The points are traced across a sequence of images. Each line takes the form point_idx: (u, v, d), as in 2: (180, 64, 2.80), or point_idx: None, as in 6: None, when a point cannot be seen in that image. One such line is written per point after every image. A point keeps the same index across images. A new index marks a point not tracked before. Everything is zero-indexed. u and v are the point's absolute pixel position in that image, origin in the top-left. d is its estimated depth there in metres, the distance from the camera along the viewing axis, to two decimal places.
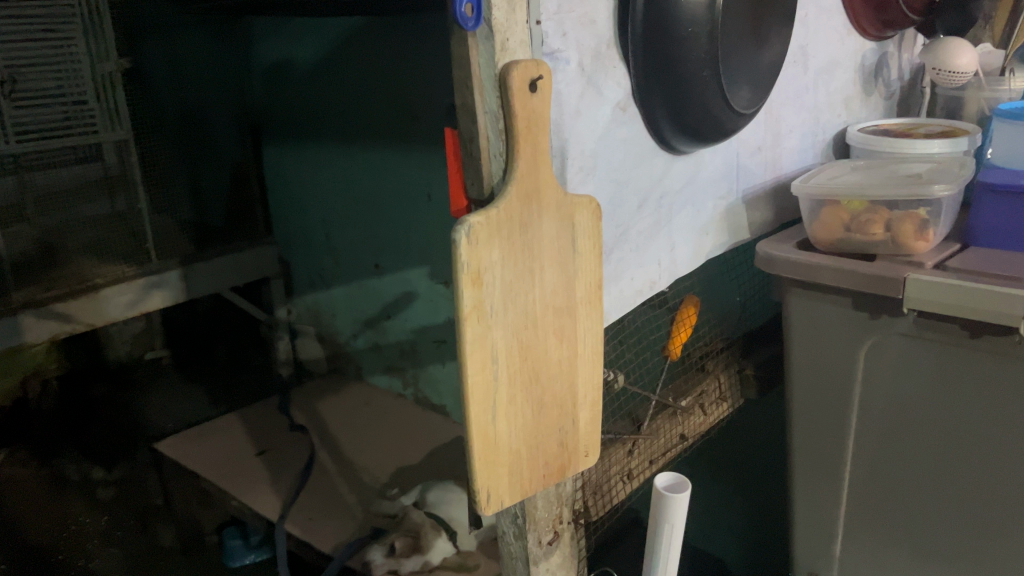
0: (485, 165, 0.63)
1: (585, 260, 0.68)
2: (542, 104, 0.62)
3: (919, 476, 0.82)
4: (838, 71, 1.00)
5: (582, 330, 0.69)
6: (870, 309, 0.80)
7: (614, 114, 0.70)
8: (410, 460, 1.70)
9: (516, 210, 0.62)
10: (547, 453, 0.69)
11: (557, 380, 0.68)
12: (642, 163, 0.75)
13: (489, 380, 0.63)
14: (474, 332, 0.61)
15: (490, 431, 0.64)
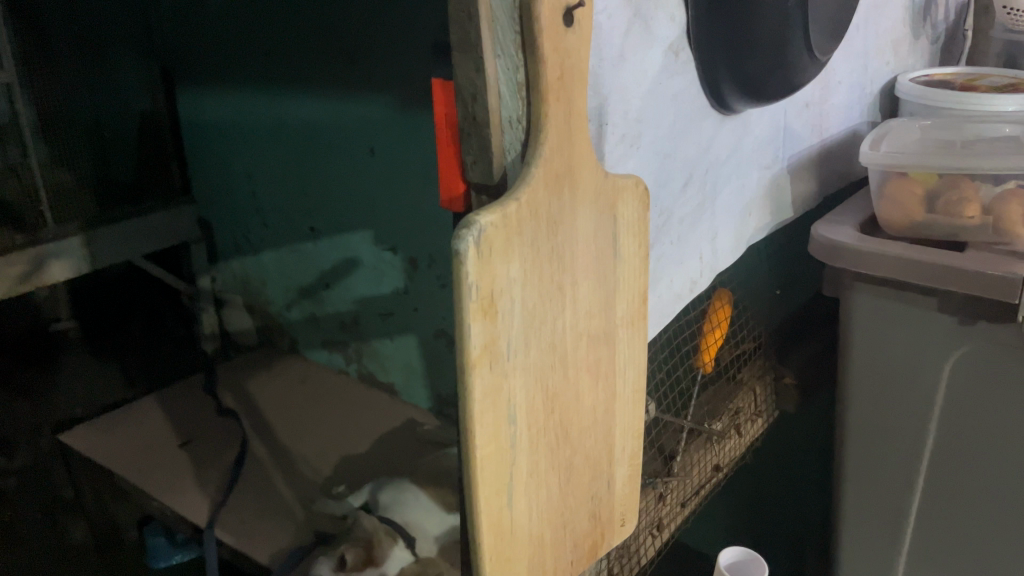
0: (495, 137, 0.43)
1: (628, 267, 0.50)
2: (579, 44, 0.43)
3: (1010, 514, 0.66)
4: (891, 7, 0.82)
5: (620, 361, 0.52)
6: (963, 314, 0.63)
7: (666, 60, 0.50)
8: (356, 450, 1.28)
9: (543, 202, 0.43)
10: (577, 530, 0.51)
11: (589, 432, 0.51)
12: (693, 127, 0.56)
13: (505, 449, 0.44)
14: (486, 386, 0.42)
15: (505, 520, 0.45)
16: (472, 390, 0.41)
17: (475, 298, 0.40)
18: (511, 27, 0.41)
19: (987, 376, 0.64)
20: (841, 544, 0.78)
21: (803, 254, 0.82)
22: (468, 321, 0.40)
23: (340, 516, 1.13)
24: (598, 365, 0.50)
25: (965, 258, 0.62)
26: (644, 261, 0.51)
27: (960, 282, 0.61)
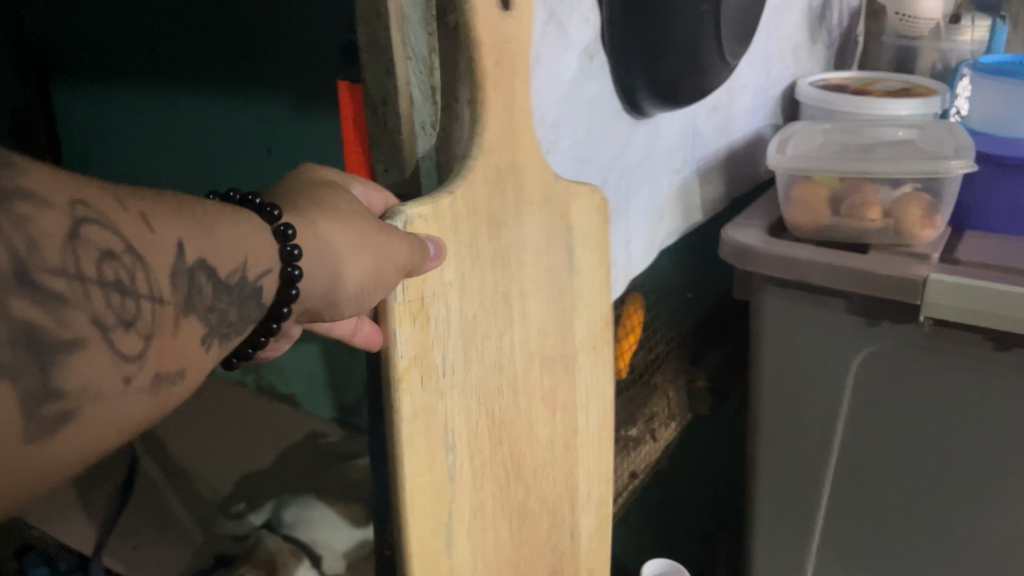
0: (407, 141, 0.41)
1: (584, 294, 0.54)
2: (516, 30, 0.42)
3: (917, 505, 0.68)
4: (791, 12, 0.83)
5: (576, 387, 0.55)
6: (869, 314, 0.64)
7: (581, 62, 0.48)
8: (256, 464, 1.20)
9: (478, 202, 0.44)
10: (520, 562, 0.53)
11: (543, 456, 0.54)
12: (608, 132, 0.54)
13: (439, 471, 0.45)
14: (419, 399, 0.43)
15: (436, 546, 0.46)
16: (406, 400, 0.42)
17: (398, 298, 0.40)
18: (423, 28, 0.39)
19: (891, 375, 0.65)
20: (754, 543, 0.79)
21: (713, 256, 0.83)
22: (398, 326, 0.41)
23: (241, 536, 1.06)
24: (555, 391, 0.53)
25: (870, 260, 0.63)
26: (605, 290, 0.55)
27: (863, 283, 0.62)
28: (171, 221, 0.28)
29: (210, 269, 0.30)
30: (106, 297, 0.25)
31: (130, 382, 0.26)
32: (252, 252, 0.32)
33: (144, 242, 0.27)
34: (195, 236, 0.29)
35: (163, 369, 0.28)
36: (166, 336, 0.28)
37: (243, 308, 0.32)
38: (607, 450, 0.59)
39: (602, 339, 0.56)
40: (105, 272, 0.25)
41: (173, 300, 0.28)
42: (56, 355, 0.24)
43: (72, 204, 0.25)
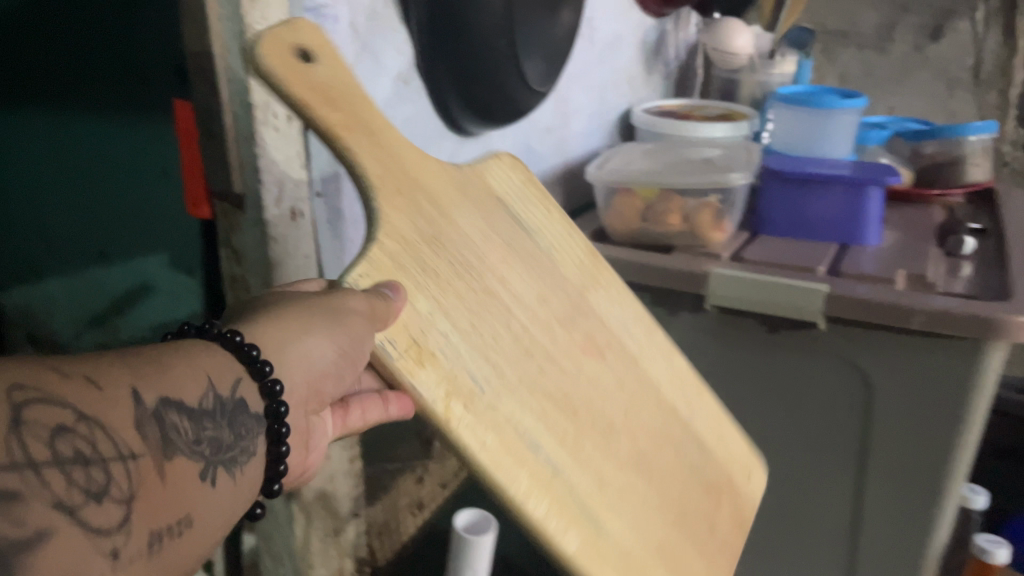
0: (230, 148, 0.48)
1: (544, 229, 0.56)
2: (343, 72, 0.43)
3: None
4: (623, 46, 0.95)
5: (606, 326, 0.56)
6: (669, 305, 0.75)
7: (396, 86, 0.58)
8: None
9: (411, 231, 0.44)
10: (688, 517, 0.53)
11: (640, 420, 0.54)
12: (429, 146, 0.63)
13: (552, 477, 0.44)
14: (480, 426, 0.42)
15: (610, 553, 0.45)
16: (477, 439, 0.42)
17: (382, 349, 0.40)
18: (239, 56, 0.46)
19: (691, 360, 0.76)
20: None
21: None
22: (415, 372, 0.41)
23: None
24: (592, 337, 0.54)
25: (670, 259, 0.74)
26: (567, 229, 0.57)
27: (663, 278, 0.73)
28: (119, 372, 0.29)
29: (177, 403, 0.30)
30: (65, 477, 0.25)
31: (118, 556, 0.26)
32: (212, 372, 0.33)
33: (104, 406, 0.27)
34: (147, 377, 0.29)
35: (152, 525, 0.27)
36: (150, 484, 0.28)
37: (241, 428, 0.34)
38: (685, 367, 0.61)
39: (598, 274, 0.58)
40: (62, 449, 0.25)
41: (148, 450, 0.28)
42: (28, 549, 0.23)
43: (10, 391, 0.25)
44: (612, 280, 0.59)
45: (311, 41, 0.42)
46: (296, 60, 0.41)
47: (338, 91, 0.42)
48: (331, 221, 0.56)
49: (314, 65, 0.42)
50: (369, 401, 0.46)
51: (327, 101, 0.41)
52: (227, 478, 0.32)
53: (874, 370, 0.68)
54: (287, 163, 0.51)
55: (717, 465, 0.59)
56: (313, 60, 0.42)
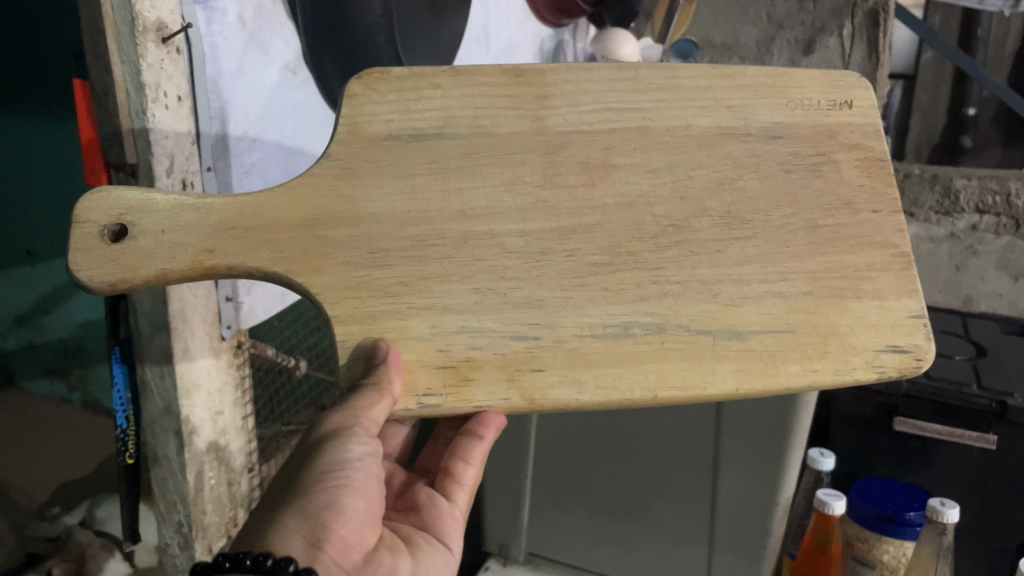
0: (124, 121, 0.53)
1: (452, 113, 0.55)
2: (164, 221, 0.50)
3: (596, 454, 0.86)
4: (519, 52, 1.05)
5: (589, 131, 0.57)
6: None
7: (283, 75, 0.65)
8: (77, 474, 1.33)
9: (350, 273, 0.52)
10: (832, 232, 0.56)
11: (700, 190, 0.57)
12: (317, 131, 0.71)
13: (653, 337, 0.52)
14: (565, 376, 0.51)
15: (765, 350, 0.52)
16: (571, 395, 0.50)
17: (422, 406, 0.49)
18: (132, 41, 0.51)
19: None
20: (487, 507, 0.96)
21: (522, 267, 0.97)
22: (466, 394, 0.50)
23: (54, 536, 1.08)
24: (588, 160, 0.56)
25: None
26: (479, 96, 0.56)
27: None
28: None
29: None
30: None
31: None
32: None
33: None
34: None
35: None
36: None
37: None
38: (697, 84, 0.58)
39: (543, 94, 0.57)
40: None
41: None
42: None
43: None
44: (553, 84, 0.57)
45: (121, 204, 0.49)
46: (115, 250, 0.48)
47: (176, 233, 0.50)
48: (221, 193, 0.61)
49: (133, 233, 0.49)
50: (467, 455, 0.61)
51: (176, 247, 0.49)
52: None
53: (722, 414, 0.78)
54: (178, 139, 0.56)
55: (811, 140, 0.59)
56: (127, 225, 0.49)
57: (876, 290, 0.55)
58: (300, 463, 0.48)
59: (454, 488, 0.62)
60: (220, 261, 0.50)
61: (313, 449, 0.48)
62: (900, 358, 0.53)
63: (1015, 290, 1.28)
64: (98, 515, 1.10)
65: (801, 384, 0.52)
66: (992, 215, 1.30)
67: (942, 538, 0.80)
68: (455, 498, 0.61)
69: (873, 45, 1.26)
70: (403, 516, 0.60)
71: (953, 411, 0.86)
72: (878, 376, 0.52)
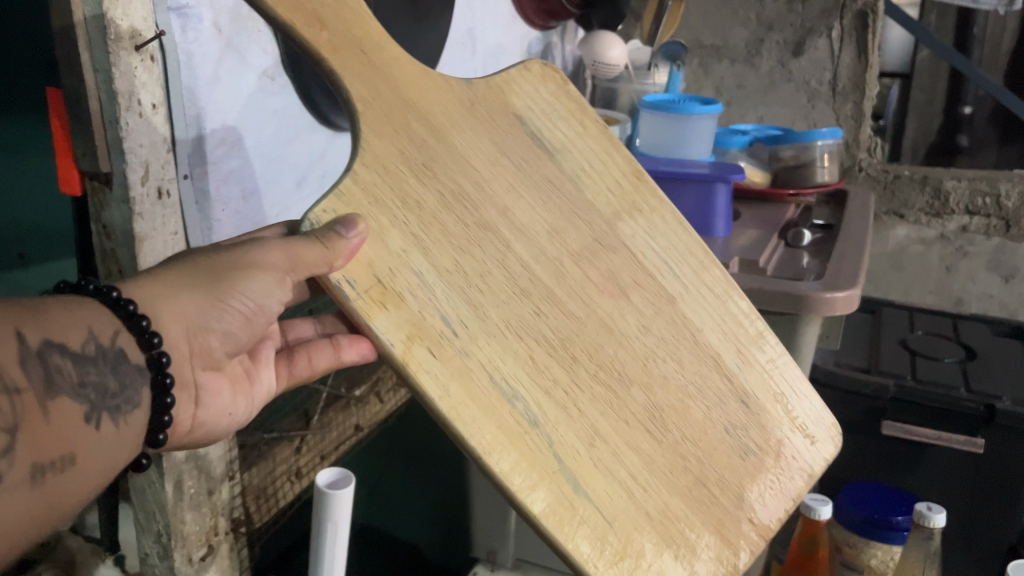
0: (98, 132, 0.52)
1: (569, 144, 0.61)
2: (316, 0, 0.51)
3: None
4: (506, 55, 1.04)
5: (639, 257, 0.60)
6: None
7: (260, 82, 0.65)
8: None
9: (391, 156, 0.51)
10: (718, 471, 0.56)
11: (623, 334, 0.56)
12: (298, 139, 0.72)
13: (528, 425, 0.49)
14: (444, 374, 0.47)
15: (583, 505, 0.48)
16: (437, 391, 0.46)
17: (338, 290, 0.46)
18: (105, 50, 0.50)
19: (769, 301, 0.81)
20: (473, 512, 0.95)
21: None
22: (371, 312, 0.46)
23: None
24: (612, 274, 0.58)
25: None
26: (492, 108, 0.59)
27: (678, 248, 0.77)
28: (5, 321, 0.38)
29: (59, 345, 0.39)
30: None
31: None
32: (94, 328, 0.42)
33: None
34: (30, 326, 0.38)
35: (37, 460, 0.37)
36: (34, 419, 0.38)
37: (125, 377, 0.43)
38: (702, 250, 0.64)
39: (638, 172, 0.63)
40: None
41: (31, 386, 0.38)
42: None
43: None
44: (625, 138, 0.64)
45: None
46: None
47: (321, 8, 0.51)
48: (198, 200, 0.61)
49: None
50: (317, 351, 0.59)
51: (303, 20, 0.50)
52: (112, 423, 0.42)
53: None
54: (152, 147, 0.55)
55: (753, 368, 0.62)
56: None
57: (731, 547, 0.54)
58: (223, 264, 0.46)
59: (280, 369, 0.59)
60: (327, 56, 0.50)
61: (236, 255, 0.46)
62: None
63: (1006, 291, 1.31)
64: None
65: (581, 553, 0.47)
66: (982, 217, 1.29)
67: (930, 543, 0.80)
68: (275, 379, 0.59)
69: (862, 46, 1.27)
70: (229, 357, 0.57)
71: (942, 414, 0.86)
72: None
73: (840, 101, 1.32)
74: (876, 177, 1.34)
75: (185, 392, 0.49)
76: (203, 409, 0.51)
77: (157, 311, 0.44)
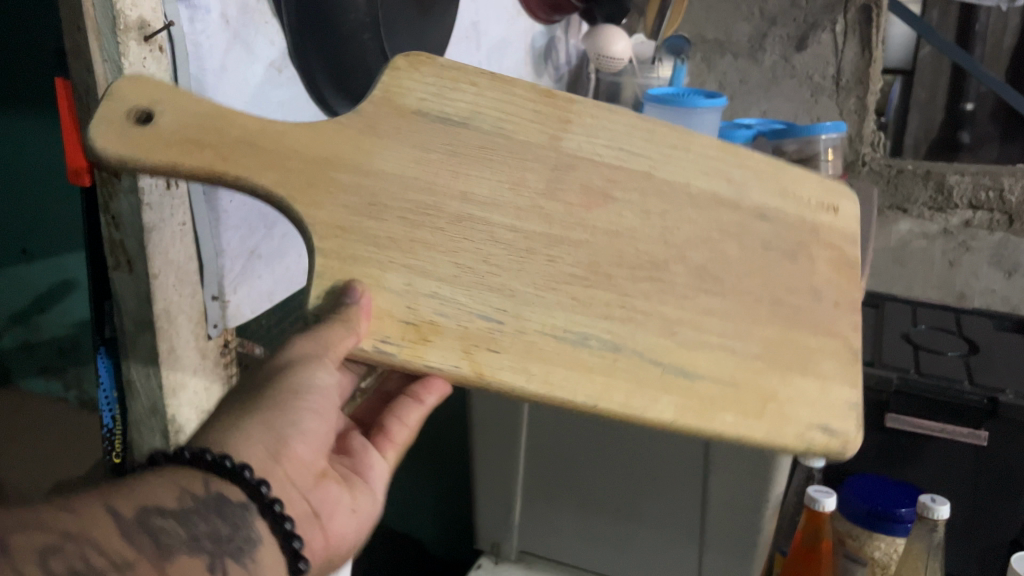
0: None
1: (479, 110, 0.59)
2: (178, 117, 0.49)
3: (591, 462, 0.86)
4: (510, 48, 1.05)
5: (598, 162, 0.59)
6: None
7: (269, 73, 0.65)
8: (71, 475, 1.32)
9: (345, 215, 0.50)
10: (796, 307, 0.58)
11: (683, 241, 0.58)
12: None
13: (609, 353, 0.50)
14: (516, 361, 0.48)
15: (705, 394, 0.50)
16: (518, 380, 0.47)
17: (377, 350, 0.47)
18: (114, 39, 0.50)
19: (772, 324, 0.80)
20: (477, 505, 0.95)
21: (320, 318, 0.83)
22: (420, 352, 0.47)
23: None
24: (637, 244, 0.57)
25: None
26: (495, 102, 0.59)
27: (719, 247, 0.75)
28: (93, 503, 0.36)
29: (156, 509, 0.37)
30: None
31: None
32: (181, 485, 0.39)
33: (82, 524, 0.34)
34: (119, 501, 0.36)
35: None
36: None
37: (234, 518, 0.40)
38: (703, 152, 0.63)
39: (568, 119, 0.61)
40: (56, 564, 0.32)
41: (143, 555, 0.35)
42: None
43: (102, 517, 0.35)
44: (577, 113, 0.61)
45: (155, 95, 0.49)
46: (140, 132, 0.47)
47: (199, 131, 0.49)
48: (206, 193, 0.61)
49: (157, 121, 0.48)
50: (403, 411, 0.56)
51: (188, 148, 0.48)
52: (239, 566, 0.39)
53: None
54: None
55: (792, 227, 0.63)
56: (155, 111, 0.48)
57: (845, 342, 0.57)
58: (265, 381, 0.46)
59: (387, 443, 0.54)
60: (232, 170, 0.49)
61: (272, 366, 0.46)
62: (830, 437, 0.50)
63: (1008, 286, 1.30)
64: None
65: (736, 430, 0.49)
66: (985, 211, 1.29)
67: (932, 535, 0.80)
68: (387, 454, 0.54)
69: (866, 40, 1.28)
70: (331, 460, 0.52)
71: (946, 406, 0.86)
72: (801, 449, 0.50)
73: (843, 96, 1.32)
74: (879, 171, 1.35)
75: (305, 514, 0.44)
76: (334, 524, 0.46)
77: (235, 446, 0.42)
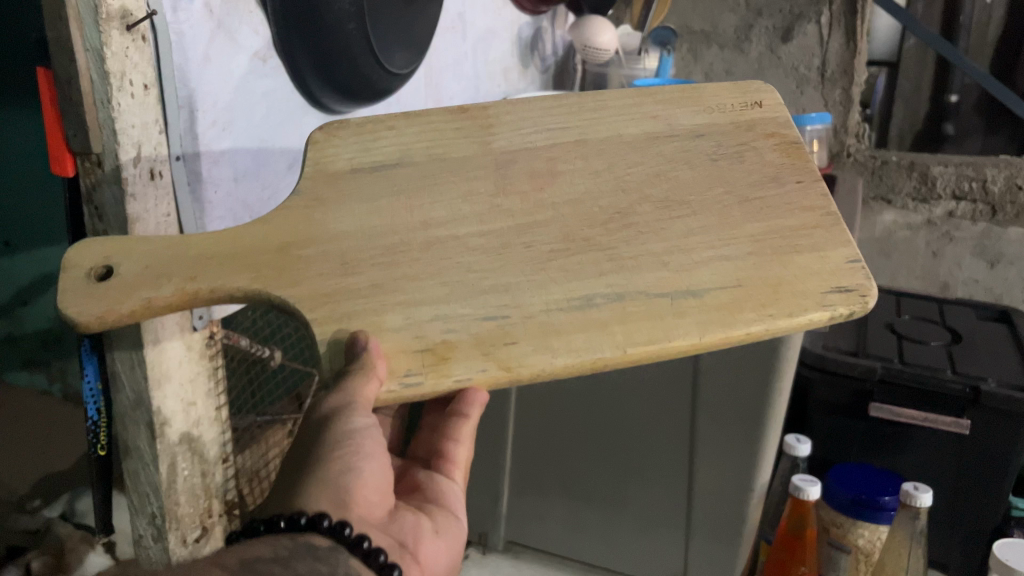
0: (89, 111, 0.51)
1: (409, 149, 0.59)
2: (133, 259, 0.49)
3: (580, 454, 0.86)
4: (496, 40, 1.04)
5: (532, 148, 0.60)
6: None
7: (253, 63, 0.65)
8: (55, 467, 1.32)
9: (325, 282, 0.51)
10: (765, 203, 0.57)
11: (639, 182, 0.58)
12: (289, 121, 0.72)
13: (615, 305, 0.51)
14: (539, 346, 0.49)
15: (720, 303, 0.51)
16: (546, 360, 0.48)
17: (406, 386, 0.47)
18: (96, 28, 0.50)
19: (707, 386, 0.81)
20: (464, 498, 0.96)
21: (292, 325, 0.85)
22: (445, 372, 0.48)
23: (33, 530, 1.07)
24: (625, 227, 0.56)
25: None
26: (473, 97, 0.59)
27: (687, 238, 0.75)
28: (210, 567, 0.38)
29: (259, 558, 0.40)
30: None
31: None
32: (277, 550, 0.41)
33: None
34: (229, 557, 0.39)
35: None
36: None
37: (332, 560, 0.41)
38: (623, 103, 0.63)
39: (488, 123, 0.61)
40: None
41: None
42: None
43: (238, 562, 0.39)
44: (495, 117, 0.61)
45: (103, 251, 0.49)
46: (103, 288, 0.47)
47: (157, 264, 0.49)
48: (191, 183, 0.61)
49: (117, 273, 0.48)
50: (456, 431, 0.57)
51: (159, 280, 0.49)
52: None
53: (703, 395, 0.77)
54: (145, 129, 0.55)
55: (729, 133, 0.62)
56: (113, 264, 0.49)
57: (826, 212, 0.57)
58: (310, 442, 0.47)
59: (452, 468, 0.59)
60: (201, 286, 0.49)
61: (310, 430, 0.48)
62: (847, 296, 0.51)
63: (990, 277, 1.31)
64: (79, 507, 1.10)
65: (757, 329, 0.50)
66: (968, 202, 1.30)
67: (916, 522, 0.81)
68: (455, 476, 0.59)
69: (851, 32, 1.28)
70: (405, 497, 0.58)
71: (928, 396, 0.87)
72: (829, 315, 0.51)
73: (828, 88, 1.33)
74: (863, 162, 1.37)
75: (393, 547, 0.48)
76: (421, 551, 0.50)
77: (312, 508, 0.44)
